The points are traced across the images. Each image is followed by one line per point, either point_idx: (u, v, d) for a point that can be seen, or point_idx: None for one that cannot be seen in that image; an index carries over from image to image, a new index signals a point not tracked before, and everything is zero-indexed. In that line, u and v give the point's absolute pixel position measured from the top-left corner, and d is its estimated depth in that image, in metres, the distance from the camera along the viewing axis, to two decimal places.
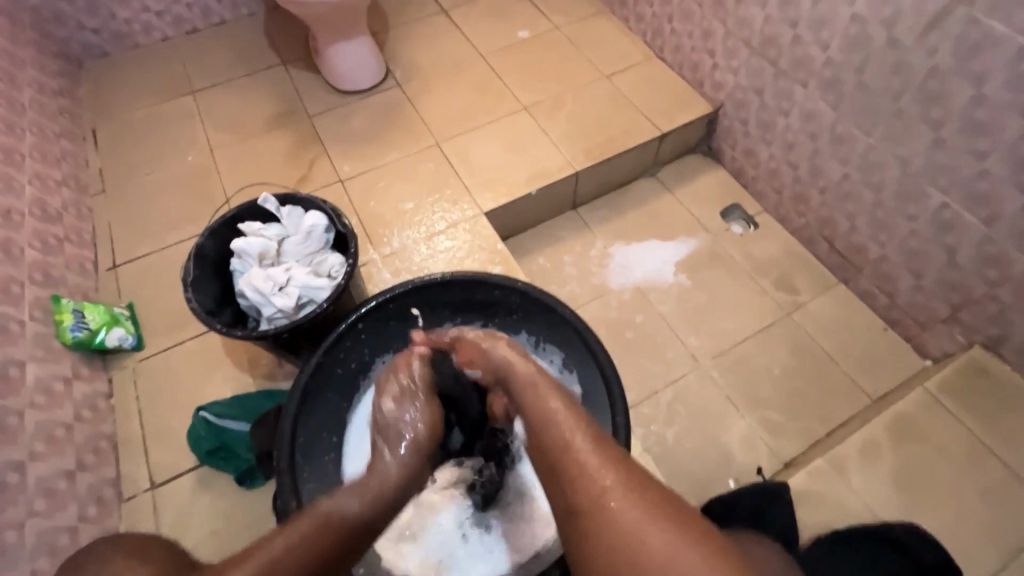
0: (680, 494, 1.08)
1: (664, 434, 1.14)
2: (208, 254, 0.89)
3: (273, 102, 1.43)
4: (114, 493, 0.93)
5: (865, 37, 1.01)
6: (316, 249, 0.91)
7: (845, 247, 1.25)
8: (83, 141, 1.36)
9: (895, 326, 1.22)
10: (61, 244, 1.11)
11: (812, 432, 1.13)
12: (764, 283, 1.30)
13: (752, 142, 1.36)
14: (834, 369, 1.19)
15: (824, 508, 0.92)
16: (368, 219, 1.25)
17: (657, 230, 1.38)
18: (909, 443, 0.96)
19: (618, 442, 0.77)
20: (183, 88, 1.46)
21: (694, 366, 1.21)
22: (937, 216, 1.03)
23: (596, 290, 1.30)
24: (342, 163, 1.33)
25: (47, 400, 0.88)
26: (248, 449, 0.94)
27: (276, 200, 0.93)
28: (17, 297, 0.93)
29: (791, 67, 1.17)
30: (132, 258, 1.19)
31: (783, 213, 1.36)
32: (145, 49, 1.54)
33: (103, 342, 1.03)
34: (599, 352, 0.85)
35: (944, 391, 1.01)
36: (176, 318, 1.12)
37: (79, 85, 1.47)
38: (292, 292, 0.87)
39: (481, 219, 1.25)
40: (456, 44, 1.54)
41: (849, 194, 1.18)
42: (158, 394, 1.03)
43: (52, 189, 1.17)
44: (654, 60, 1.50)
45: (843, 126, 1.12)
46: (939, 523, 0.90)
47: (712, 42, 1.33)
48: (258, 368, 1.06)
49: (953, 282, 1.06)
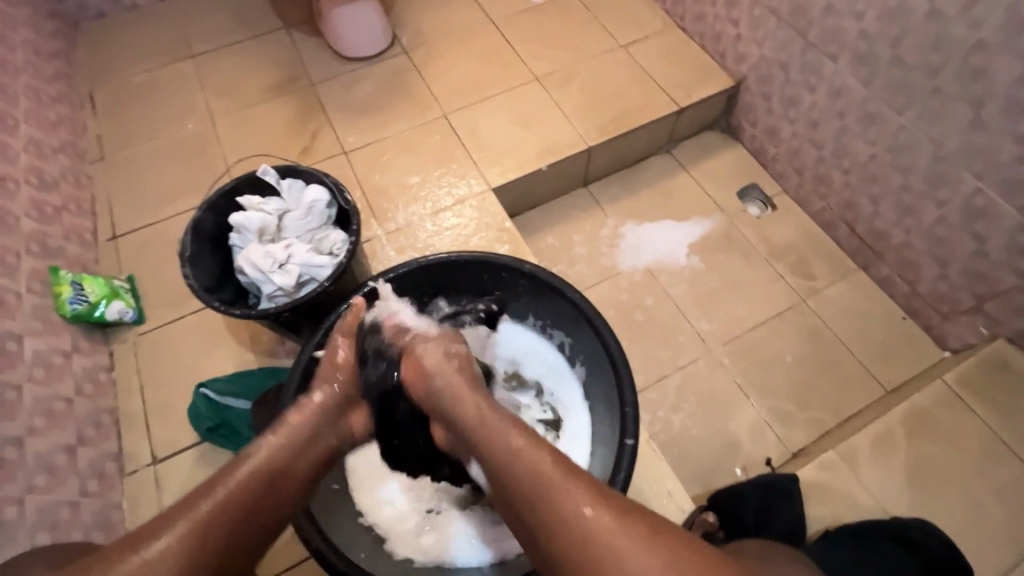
0: (686, 481, 1.07)
1: (671, 420, 1.12)
2: (206, 228, 0.87)
3: (275, 68, 1.38)
4: (116, 467, 0.93)
5: (905, 7, 0.94)
6: (318, 224, 0.88)
7: (867, 232, 1.20)
8: (80, 106, 1.31)
9: (914, 316, 1.18)
10: (59, 214, 1.09)
11: (823, 423, 1.11)
12: (780, 268, 1.26)
13: (774, 119, 1.29)
14: (850, 359, 1.16)
15: (833, 502, 0.91)
16: (372, 193, 1.21)
17: (671, 211, 1.33)
18: (923, 437, 0.94)
19: (626, 432, 0.75)
20: (182, 52, 1.41)
21: (704, 352, 1.18)
22: (969, 203, 0.98)
23: (605, 271, 1.26)
24: (346, 134, 1.28)
25: (46, 374, 0.87)
26: (248, 428, 0.93)
27: (277, 173, 0.89)
28: (13, 268, 0.91)
29: (821, 39, 1.10)
30: (132, 229, 1.17)
31: (803, 195, 1.31)
32: (143, 10, 1.48)
33: (103, 315, 1.01)
34: (609, 338, 0.81)
35: (964, 385, 0.98)
36: (176, 292, 1.10)
37: (76, 46, 1.41)
38: (293, 269, 0.84)
39: (489, 196, 1.21)
40: (466, 10, 1.47)
41: (876, 177, 1.12)
42: (159, 368, 1.02)
43: (48, 156, 1.13)
44: (674, 29, 1.42)
45: (873, 104, 1.06)
46: (951, 519, 0.88)
47: (737, 10, 1.26)
48: (260, 345, 1.04)
49: (981, 272, 1.01)
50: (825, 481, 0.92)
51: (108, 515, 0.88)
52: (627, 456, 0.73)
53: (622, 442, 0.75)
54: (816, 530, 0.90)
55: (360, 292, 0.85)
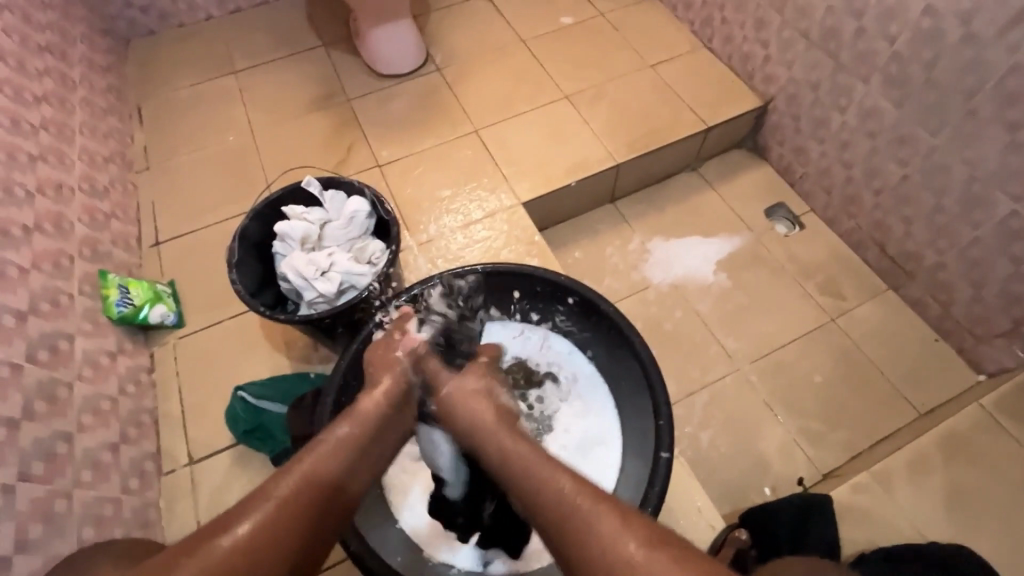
0: (714, 499, 1.06)
1: (698, 436, 1.11)
2: (251, 237, 0.90)
3: (314, 84, 1.43)
4: (154, 467, 0.95)
5: (939, 31, 0.95)
6: (358, 233, 0.92)
7: (898, 253, 1.19)
8: (129, 119, 1.37)
9: (947, 338, 1.17)
10: (108, 220, 1.13)
11: (854, 444, 1.10)
12: (808, 287, 1.26)
13: (803, 139, 1.30)
14: (880, 380, 1.15)
15: (868, 525, 0.89)
16: (403, 205, 1.24)
17: (699, 226, 1.34)
18: (954, 462, 0.93)
19: (660, 446, 0.76)
20: (225, 68, 1.47)
21: (732, 370, 1.18)
22: (1005, 225, 0.97)
23: (634, 285, 1.27)
24: (380, 147, 1.32)
25: (94, 373, 0.91)
26: (283, 432, 0.95)
27: (320, 184, 0.93)
28: (67, 270, 0.95)
29: (853, 62, 1.11)
30: (174, 236, 1.21)
31: (831, 215, 1.31)
32: (189, 28, 1.55)
33: (147, 318, 1.05)
34: (644, 353, 0.82)
35: (1000, 409, 0.96)
36: (215, 296, 1.13)
37: (126, 62, 1.48)
38: (334, 276, 0.87)
39: (519, 210, 1.23)
40: (498, 30, 1.51)
41: (907, 197, 1.12)
42: (196, 372, 1.05)
43: (99, 165, 1.18)
44: (701, 51, 1.45)
45: (906, 125, 1.07)
46: (988, 545, 0.86)
47: (766, 32, 1.27)
48: (295, 350, 1.07)
49: (1017, 294, 1.00)
50: (859, 503, 0.91)
51: (147, 513, 0.90)
52: (662, 470, 0.74)
53: (657, 455, 0.76)
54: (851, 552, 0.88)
55: (397, 302, 0.88)
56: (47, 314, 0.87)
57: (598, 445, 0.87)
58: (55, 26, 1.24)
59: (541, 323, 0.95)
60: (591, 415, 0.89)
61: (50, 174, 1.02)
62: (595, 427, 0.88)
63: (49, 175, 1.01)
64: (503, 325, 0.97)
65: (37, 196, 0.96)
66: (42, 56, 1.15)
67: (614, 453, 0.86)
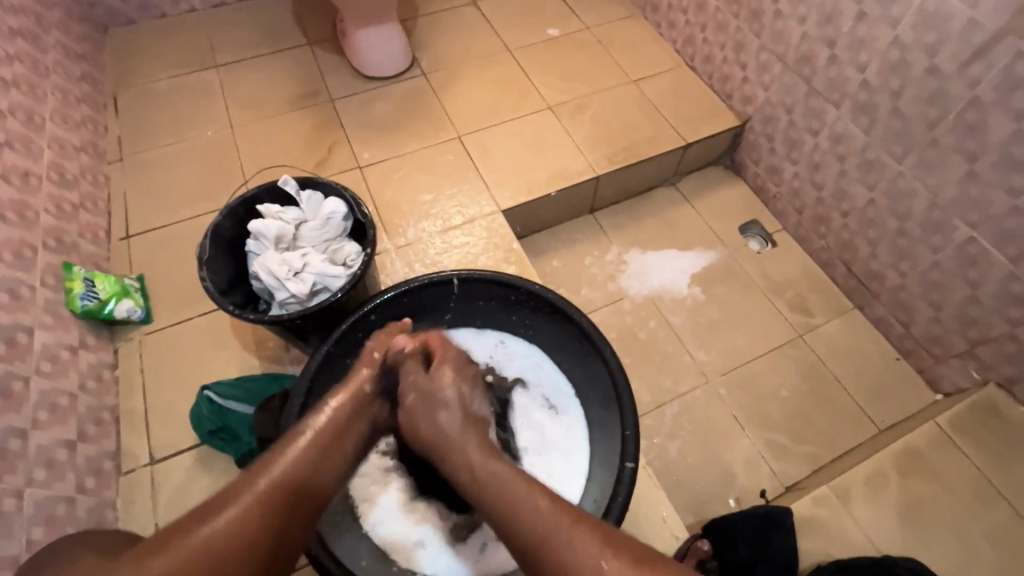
0: (681, 510, 1.07)
1: (666, 447, 1.13)
2: (224, 235, 0.89)
3: (297, 82, 1.42)
4: (113, 466, 0.93)
5: (906, 62, 0.99)
6: (334, 234, 0.91)
7: (864, 273, 1.23)
8: (104, 108, 1.34)
9: (908, 357, 1.21)
10: (76, 211, 1.10)
11: (816, 458, 1.12)
12: (778, 303, 1.29)
13: (776, 159, 1.34)
14: (843, 397, 1.18)
15: (825, 538, 0.92)
16: (382, 207, 1.23)
17: (675, 240, 1.36)
18: (906, 478, 0.96)
19: (626, 455, 0.77)
20: (207, 61, 1.45)
21: (702, 382, 1.20)
22: (963, 250, 1.01)
23: (610, 296, 1.29)
24: (362, 149, 1.31)
25: (53, 368, 0.88)
26: (249, 433, 0.93)
27: (297, 183, 0.92)
28: (29, 261, 0.92)
29: (825, 87, 1.15)
30: (145, 230, 1.19)
31: (802, 233, 1.34)
32: (171, 19, 1.53)
33: (111, 312, 1.02)
34: (613, 363, 0.83)
35: (955, 428, 1.00)
36: (185, 292, 1.11)
37: (104, 50, 1.45)
38: (307, 278, 0.86)
39: (498, 216, 1.24)
40: (485, 38, 1.52)
41: (874, 220, 1.16)
42: (161, 369, 1.03)
43: (69, 154, 1.15)
44: (683, 69, 1.48)
45: (873, 151, 1.11)
46: (938, 560, 0.89)
47: (744, 54, 1.31)
48: (265, 350, 1.05)
49: (973, 317, 1.04)
50: (817, 516, 0.93)
51: (102, 513, 0.87)
52: (627, 480, 0.75)
53: (622, 465, 0.76)
54: (809, 565, 0.90)
55: (370, 304, 0.87)
56: (6, 306, 0.84)
57: (565, 450, 0.88)
58: (29, 10, 1.21)
59: (514, 331, 0.96)
60: (559, 425, 0.90)
61: (16, 162, 0.99)
62: (565, 433, 0.89)
63: (14, 162, 0.98)
64: (477, 331, 0.97)
65: (1, 184, 0.93)
66: (14, 40, 1.12)
67: (581, 460, 0.87)
